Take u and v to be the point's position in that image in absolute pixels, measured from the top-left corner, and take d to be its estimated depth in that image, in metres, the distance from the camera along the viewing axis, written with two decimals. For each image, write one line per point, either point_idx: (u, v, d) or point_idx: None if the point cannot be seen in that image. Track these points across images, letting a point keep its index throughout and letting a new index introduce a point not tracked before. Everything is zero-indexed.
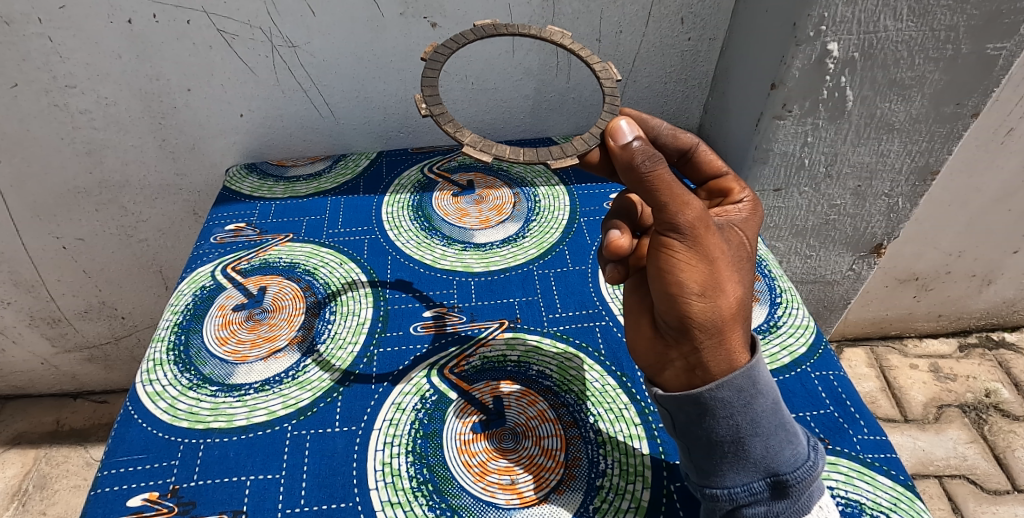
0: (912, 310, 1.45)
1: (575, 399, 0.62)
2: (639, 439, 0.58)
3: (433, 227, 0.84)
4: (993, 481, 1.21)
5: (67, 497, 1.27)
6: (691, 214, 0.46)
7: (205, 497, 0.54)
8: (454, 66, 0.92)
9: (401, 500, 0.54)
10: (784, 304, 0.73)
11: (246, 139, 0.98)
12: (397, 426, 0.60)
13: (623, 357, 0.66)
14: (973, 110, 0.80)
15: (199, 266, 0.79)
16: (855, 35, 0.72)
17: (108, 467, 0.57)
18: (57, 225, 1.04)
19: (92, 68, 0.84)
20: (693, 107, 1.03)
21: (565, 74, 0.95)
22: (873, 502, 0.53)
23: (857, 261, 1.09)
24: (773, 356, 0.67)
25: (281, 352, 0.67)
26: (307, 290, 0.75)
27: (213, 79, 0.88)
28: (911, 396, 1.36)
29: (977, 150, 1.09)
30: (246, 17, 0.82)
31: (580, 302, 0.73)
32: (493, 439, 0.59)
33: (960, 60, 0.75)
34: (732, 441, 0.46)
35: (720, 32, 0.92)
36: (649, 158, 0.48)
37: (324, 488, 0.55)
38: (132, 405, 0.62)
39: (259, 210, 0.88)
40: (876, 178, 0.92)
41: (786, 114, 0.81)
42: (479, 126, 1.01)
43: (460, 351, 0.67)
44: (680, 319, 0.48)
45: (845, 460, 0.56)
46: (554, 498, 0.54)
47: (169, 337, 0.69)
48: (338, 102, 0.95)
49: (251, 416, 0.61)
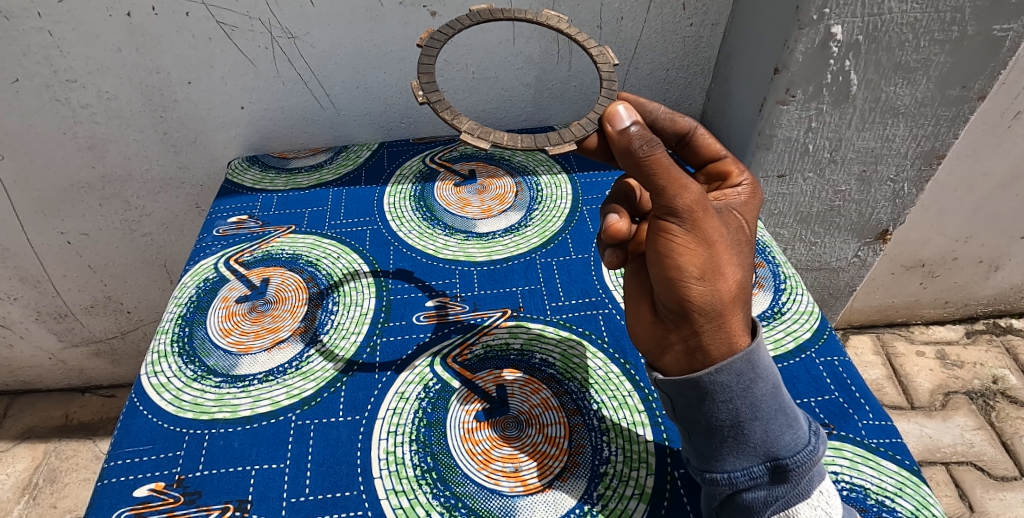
0: (919, 297, 1.44)
1: (579, 386, 0.62)
2: (643, 426, 0.58)
3: (436, 217, 0.84)
4: (1000, 467, 1.20)
5: (76, 490, 1.28)
6: (689, 197, 0.46)
7: (211, 487, 0.55)
8: (452, 54, 0.91)
9: (405, 488, 0.54)
10: (788, 290, 0.73)
11: (247, 132, 0.98)
12: (400, 414, 0.60)
13: (626, 344, 0.66)
14: (979, 93, 0.80)
15: (202, 259, 0.79)
16: (860, 17, 0.71)
17: (114, 458, 0.57)
18: (61, 219, 1.05)
19: (93, 62, 0.84)
20: (696, 93, 1.02)
21: (566, 62, 0.94)
22: (878, 487, 0.53)
23: (862, 248, 1.09)
24: (778, 341, 0.66)
25: (284, 342, 0.68)
26: (310, 281, 0.75)
27: (213, 71, 0.88)
28: (918, 383, 1.36)
29: (984, 134, 1.08)
30: (244, 8, 0.81)
31: (583, 291, 0.73)
32: (496, 427, 0.59)
33: (966, 41, 0.74)
34: (732, 425, 0.46)
35: (723, 17, 0.91)
36: (646, 143, 0.48)
37: (328, 477, 0.55)
38: (137, 397, 0.63)
39: (261, 202, 0.88)
40: (882, 162, 0.91)
41: (789, 99, 0.80)
42: (481, 115, 1.01)
43: (462, 339, 0.67)
44: (680, 303, 0.47)
45: (850, 445, 0.56)
46: (558, 485, 0.54)
47: (173, 329, 0.70)
48: (338, 93, 0.94)
49: (255, 406, 0.61)
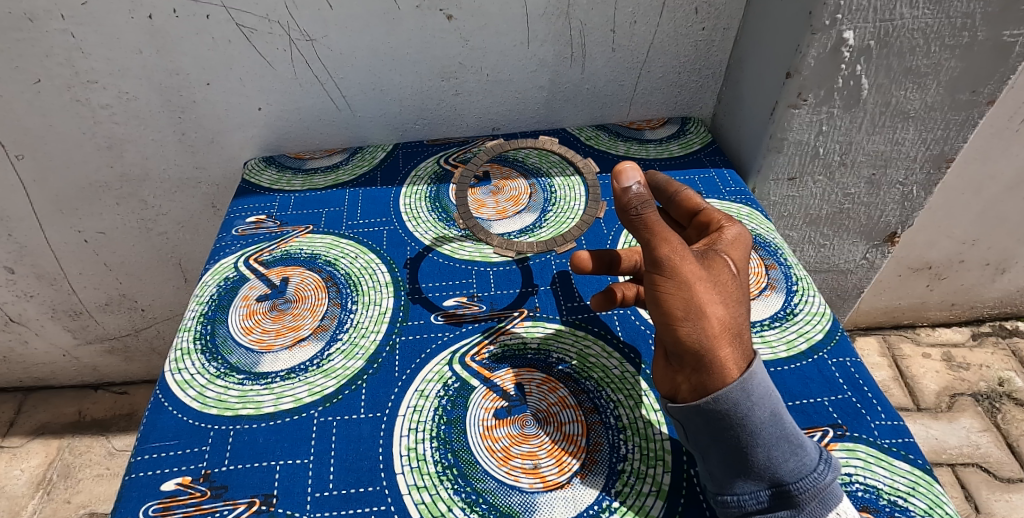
0: (925, 299, 1.45)
1: (595, 385, 0.63)
2: (659, 425, 0.59)
3: (451, 218, 0.85)
4: (1006, 469, 1.21)
5: (90, 486, 1.29)
6: (671, 250, 0.48)
7: (237, 481, 0.56)
8: (468, 57, 0.92)
9: (427, 484, 0.55)
10: (800, 291, 0.73)
11: (264, 133, 0.99)
12: (421, 412, 0.61)
13: (641, 344, 0.67)
14: (988, 97, 0.81)
15: (222, 258, 0.80)
16: (871, 22, 0.72)
17: (141, 452, 0.58)
18: (78, 218, 1.06)
19: (113, 63, 0.85)
20: (707, 97, 1.03)
21: (579, 65, 0.95)
22: (891, 487, 0.54)
23: (870, 250, 1.10)
24: (791, 342, 0.67)
25: (306, 340, 0.69)
26: (329, 281, 0.76)
27: (231, 73, 0.89)
28: (924, 385, 1.37)
29: (992, 138, 1.09)
30: (264, 11, 0.82)
31: (598, 291, 0.74)
32: (515, 425, 0.60)
33: (976, 47, 0.75)
34: (735, 453, 0.48)
35: (735, 21, 0.92)
36: (638, 202, 0.48)
37: (351, 472, 0.56)
38: (162, 393, 0.64)
39: (279, 202, 0.90)
40: (891, 166, 0.92)
41: (801, 103, 0.81)
42: (494, 118, 1.02)
43: (480, 339, 0.68)
44: (676, 344, 0.49)
45: (862, 445, 0.57)
46: (576, 481, 0.55)
47: (196, 327, 0.71)
48: (354, 94, 0.95)
49: (278, 403, 0.62)
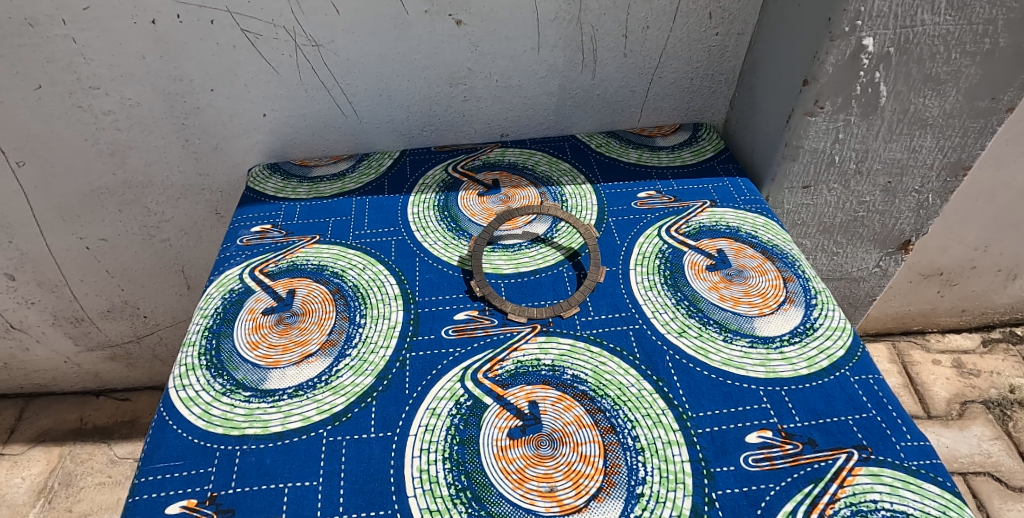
0: (935, 305, 1.43)
1: (611, 404, 0.61)
2: (678, 446, 0.58)
3: (461, 227, 0.83)
4: (1018, 478, 1.20)
5: (91, 494, 1.28)
6: None
7: (244, 504, 0.54)
8: (477, 63, 0.90)
9: (440, 508, 0.53)
10: (819, 305, 0.72)
11: (269, 139, 0.97)
12: (432, 431, 0.59)
13: (657, 361, 0.66)
14: (1007, 104, 0.80)
15: (226, 269, 0.78)
16: (891, 29, 0.70)
17: (146, 473, 0.57)
18: (81, 225, 1.04)
19: (116, 69, 0.83)
20: (719, 103, 1.01)
21: (590, 70, 0.94)
22: (921, 512, 0.52)
23: (883, 258, 1.08)
24: (811, 359, 0.66)
25: (313, 356, 0.67)
26: (336, 293, 0.74)
27: (236, 79, 0.87)
28: (934, 392, 1.35)
29: (1007, 144, 1.07)
30: (269, 16, 0.80)
31: (612, 305, 0.72)
32: (530, 445, 0.58)
33: (997, 54, 0.73)
34: None
35: (749, 26, 0.90)
36: None
37: (361, 495, 0.55)
38: (166, 411, 0.62)
39: (285, 211, 0.88)
40: (907, 174, 0.90)
41: (818, 110, 0.79)
42: (502, 124, 1.00)
43: (493, 355, 0.66)
44: None
45: (889, 469, 0.55)
46: (594, 506, 0.54)
47: (200, 341, 0.69)
48: (361, 100, 0.93)
49: (286, 422, 0.61)
